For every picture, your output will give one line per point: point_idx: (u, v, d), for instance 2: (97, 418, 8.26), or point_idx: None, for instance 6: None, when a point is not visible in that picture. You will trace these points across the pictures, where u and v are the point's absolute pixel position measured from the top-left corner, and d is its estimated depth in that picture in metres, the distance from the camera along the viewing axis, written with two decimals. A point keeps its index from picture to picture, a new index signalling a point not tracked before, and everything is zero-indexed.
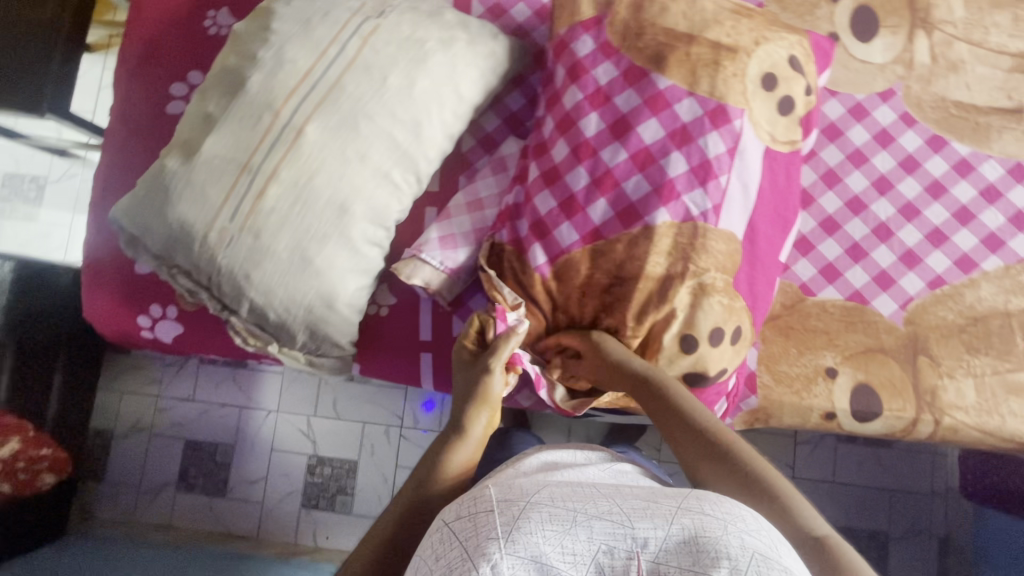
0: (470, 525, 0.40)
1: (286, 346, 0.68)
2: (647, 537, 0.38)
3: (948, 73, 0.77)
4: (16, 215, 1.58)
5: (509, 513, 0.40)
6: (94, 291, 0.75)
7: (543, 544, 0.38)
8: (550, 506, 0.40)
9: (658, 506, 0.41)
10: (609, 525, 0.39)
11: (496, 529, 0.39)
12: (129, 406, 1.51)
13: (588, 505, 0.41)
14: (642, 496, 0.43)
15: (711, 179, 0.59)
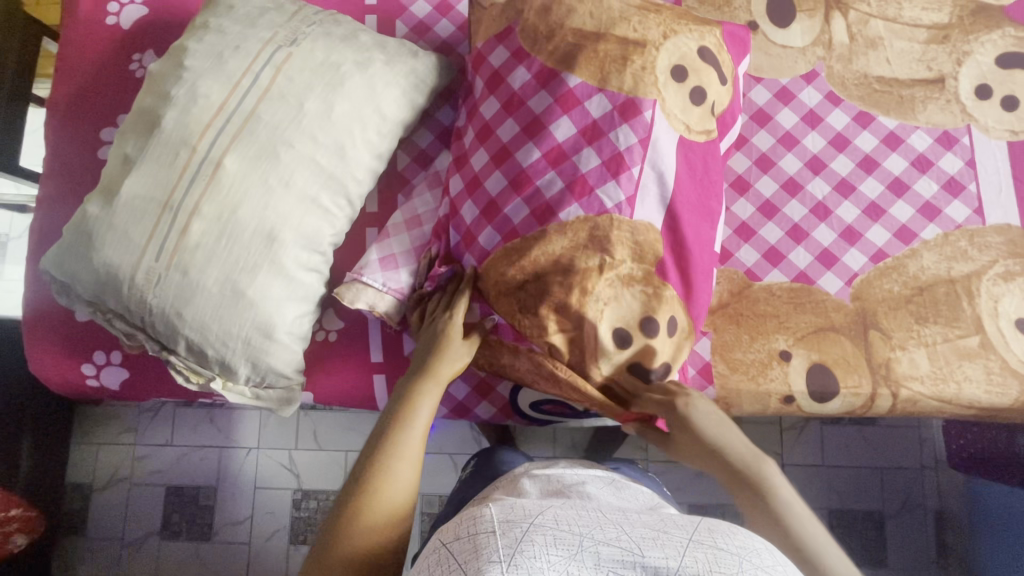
0: (470, 547, 0.38)
1: (229, 381, 0.67)
2: (659, 567, 0.35)
3: (867, 50, 0.79)
4: None
5: (511, 535, 0.37)
6: (36, 344, 0.74)
7: (546, 570, 0.35)
8: (555, 529, 0.38)
9: (668, 536, 0.37)
10: (617, 551, 0.36)
11: (498, 552, 0.36)
12: (106, 457, 1.48)
13: (595, 531, 0.38)
14: (649, 524, 0.40)
15: (624, 170, 0.60)
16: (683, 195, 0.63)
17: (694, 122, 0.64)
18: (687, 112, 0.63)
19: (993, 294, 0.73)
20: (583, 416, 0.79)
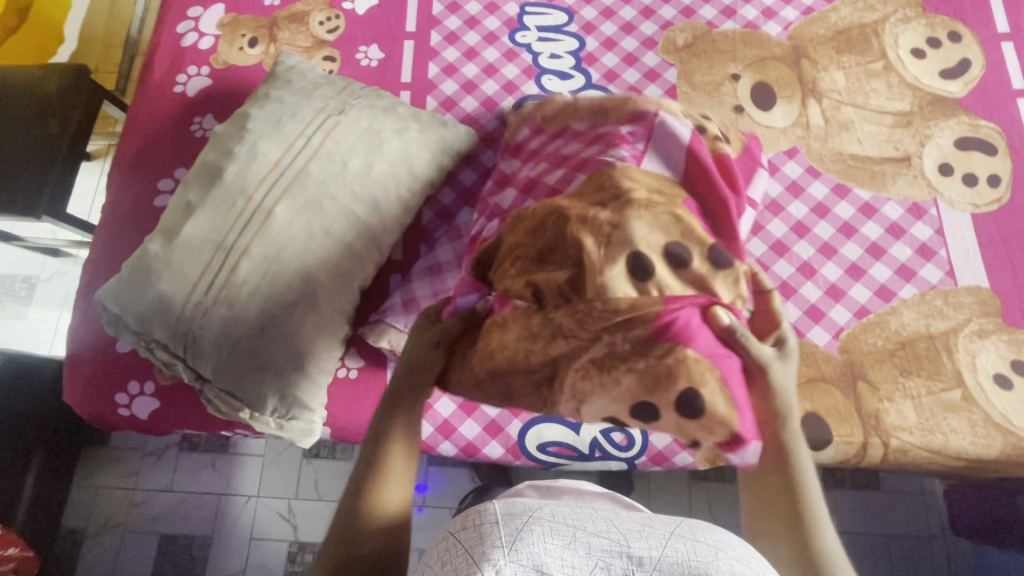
0: (475, 534, 0.41)
1: (257, 412, 0.71)
2: (643, 556, 0.40)
3: (840, 131, 0.89)
4: (6, 315, 1.64)
5: (512, 526, 0.41)
6: (78, 373, 0.80)
7: (544, 556, 0.39)
8: (551, 522, 0.42)
9: (651, 529, 0.43)
10: (606, 543, 0.41)
11: (500, 538, 0.40)
12: (104, 502, 1.47)
13: (587, 523, 0.43)
14: (635, 519, 0.45)
15: (624, 146, 0.64)
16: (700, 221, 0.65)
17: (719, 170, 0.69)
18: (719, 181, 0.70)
19: (970, 349, 0.79)
20: (586, 459, 0.82)
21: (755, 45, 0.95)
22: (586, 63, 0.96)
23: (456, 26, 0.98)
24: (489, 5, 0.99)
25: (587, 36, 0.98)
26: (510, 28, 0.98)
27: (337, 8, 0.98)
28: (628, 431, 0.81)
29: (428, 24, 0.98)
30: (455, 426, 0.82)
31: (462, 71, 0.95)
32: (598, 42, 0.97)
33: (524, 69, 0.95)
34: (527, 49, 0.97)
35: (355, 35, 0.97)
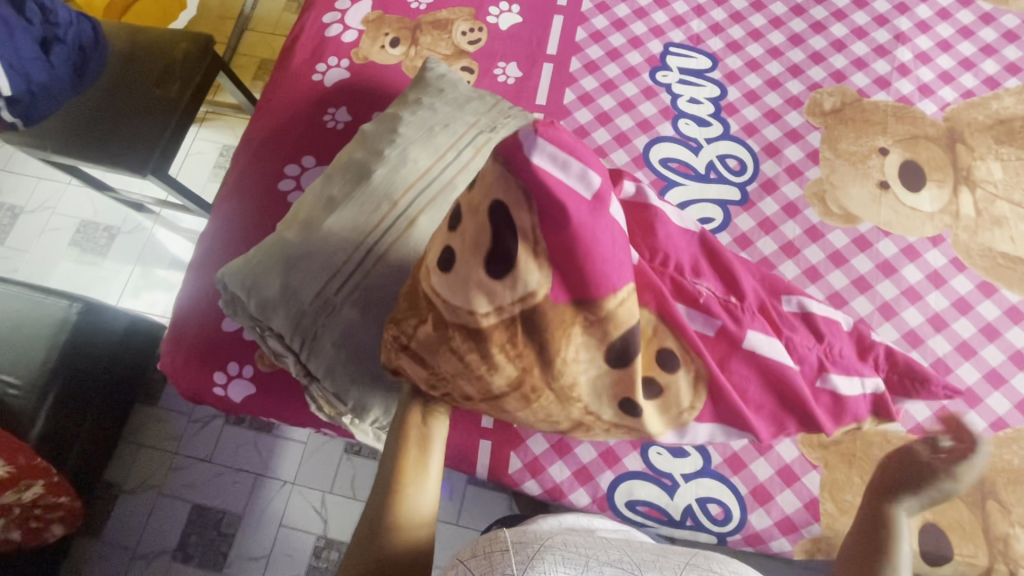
0: (487, 563, 0.49)
1: (359, 419, 0.69)
2: None
3: (993, 226, 0.84)
4: (84, 261, 1.69)
5: (524, 554, 0.49)
6: (180, 343, 0.79)
7: None
8: (562, 551, 0.50)
9: (666, 559, 0.51)
10: (619, 569, 0.49)
11: (512, 565, 0.47)
12: (144, 461, 1.48)
13: (599, 553, 0.51)
14: (654, 552, 0.54)
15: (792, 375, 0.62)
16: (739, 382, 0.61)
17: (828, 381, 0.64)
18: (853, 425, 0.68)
19: None
20: (676, 526, 0.77)
21: (908, 121, 0.90)
22: (726, 112, 0.93)
23: (597, 55, 0.96)
24: (633, 40, 0.98)
25: (729, 85, 0.95)
26: (651, 66, 0.96)
27: (481, 21, 0.98)
28: (727, 505, 0.76)
29: (570, 50, 0.97)
30: (544, 465, 0.78)
31: (598, 102, 0.93)
32: (740, 93, 0.94)
33: (662, 109, 0.93)
34: (667, 88, 0.94)
35: (495, 50, 0.96)
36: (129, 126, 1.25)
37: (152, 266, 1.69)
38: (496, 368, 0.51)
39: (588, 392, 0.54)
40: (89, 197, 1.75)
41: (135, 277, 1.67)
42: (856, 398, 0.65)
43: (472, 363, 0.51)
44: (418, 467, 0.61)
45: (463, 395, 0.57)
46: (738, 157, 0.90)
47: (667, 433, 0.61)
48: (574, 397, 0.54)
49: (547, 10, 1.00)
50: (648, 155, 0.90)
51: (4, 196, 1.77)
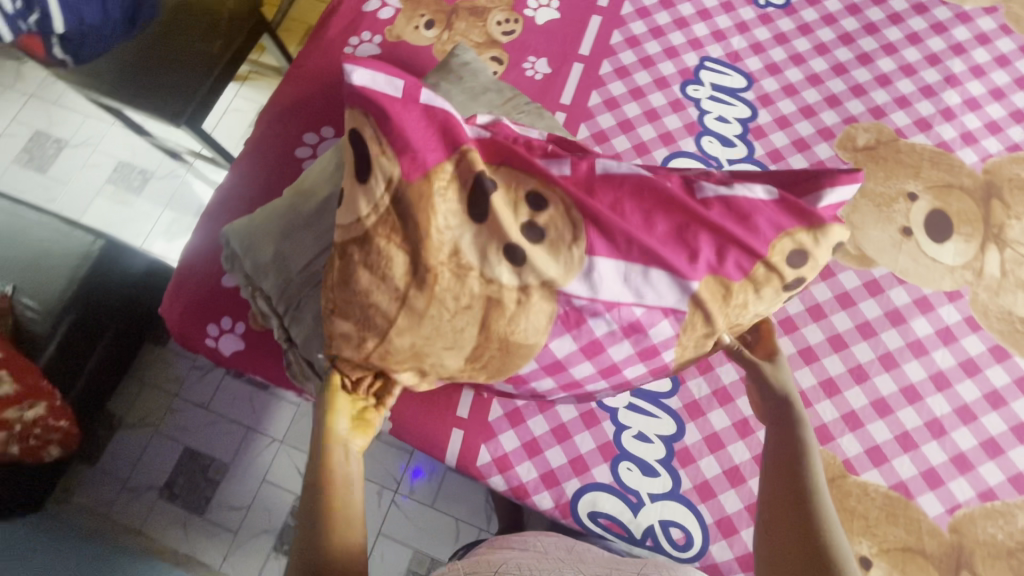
0: None
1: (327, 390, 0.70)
2: None
3: (1016, 289, 0.80)
4: (117, 199, 1.75)
5: None
6: (180, 291, 0.82)
7: None
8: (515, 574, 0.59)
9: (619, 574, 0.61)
10: None
11: None
12: (146, 398, 1.54)
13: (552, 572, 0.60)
14: (607, 566, 0.64)
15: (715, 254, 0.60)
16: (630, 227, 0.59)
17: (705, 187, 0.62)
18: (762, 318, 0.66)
19: None
20: (634, 544, 0.76)
21: (945, 168, 0.86)
22: (753, 135, 0.91)
23: (630, 61, 0.95)
24: (669, 50, 0.95)
25: (761, 107, 0.92)
26: (683, 78, 0.94)
27: (518, 13, 0.97)
28: (689, 531, 0.74)
29: (603, 52, 0.95)
30: (512, 463, 0.78)
31: (623, 108, 0.92)
32: (771, 117, 0.91)
33: (687, 123, 0.91)
34: (695, 103, 0.92)
35: (528, 44, 0.96)
36: (172, 74, 1.29)
37: (179, 213, 1.74)
38: (392, 258, 0.56)
39: (475, 256, 0.57)
40: (129, 139, 1.82)
41: (162, 221, 1.73)
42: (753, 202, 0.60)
43: (376, 266, 0.57)
44: (337, 453, 0.61)
45: (383, 317, 0.58)
46: None
47: (573, 281, 0.59)
48: (465, 264, 0.57)
49: (587, 10, 0.98)
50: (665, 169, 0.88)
51: (52, 128, 1.84)
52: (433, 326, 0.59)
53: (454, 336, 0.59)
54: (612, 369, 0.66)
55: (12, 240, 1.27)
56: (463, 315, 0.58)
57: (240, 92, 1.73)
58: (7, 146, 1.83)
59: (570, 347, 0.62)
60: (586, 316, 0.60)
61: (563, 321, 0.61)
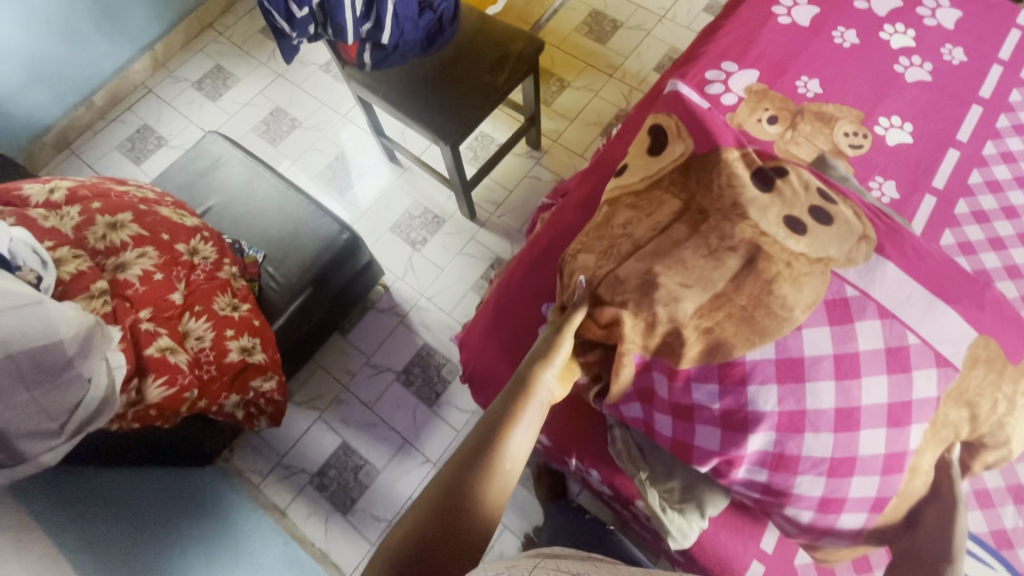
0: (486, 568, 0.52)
1: (652, 480, 0.77)
2: None
3: None
4: (333, 186, 1.87)
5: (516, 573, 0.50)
6: (494, 333, 0.85)
7: None
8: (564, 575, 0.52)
9: None
10: None
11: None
12: (319, 382, 1.58)
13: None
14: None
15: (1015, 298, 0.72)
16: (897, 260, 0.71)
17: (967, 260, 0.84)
18: (999, 430, 0.67)
19: None
20: None
21: None
22: None
23: (990, 206, 0.87)
24: None
25: None
26: None
27: (867, 127, 0.93)
28: None
29: (959, 189, 0.89)
30: None
31: (980, 256, 0.84)
32: None
33: None
34: None
35: (876, 163, 0.90)
36: (456, 96, 1.35)
37: (381, 214, 1.81)
38: (665, 202, 0.75)
39: (748, 205, 0.70)
40: (357, 134, 1.94)
41: (367, 215, 1.81)
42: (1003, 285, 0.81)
43: (651, 207, 0.75)
44: (514, 409, 0.67)
45: (645, 237, 0.74)
46: None
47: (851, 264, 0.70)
48: (740, 211, 0.70)
49: (941, 140, 0.92)
50: None
51: (292, 108, 2.00)
52: (697, 267, 0.69)
53: (702, 271, 0.68)
54: (837, 486, 0.68)
55: (275, 215, 1.36)
56: (712, 253, 0.68)
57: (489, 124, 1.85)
58: (248, 115, 2.01)
59: (821, 343, 0.66)
60: (865, 363, 0.66)
61: (835, 358, 0.66)
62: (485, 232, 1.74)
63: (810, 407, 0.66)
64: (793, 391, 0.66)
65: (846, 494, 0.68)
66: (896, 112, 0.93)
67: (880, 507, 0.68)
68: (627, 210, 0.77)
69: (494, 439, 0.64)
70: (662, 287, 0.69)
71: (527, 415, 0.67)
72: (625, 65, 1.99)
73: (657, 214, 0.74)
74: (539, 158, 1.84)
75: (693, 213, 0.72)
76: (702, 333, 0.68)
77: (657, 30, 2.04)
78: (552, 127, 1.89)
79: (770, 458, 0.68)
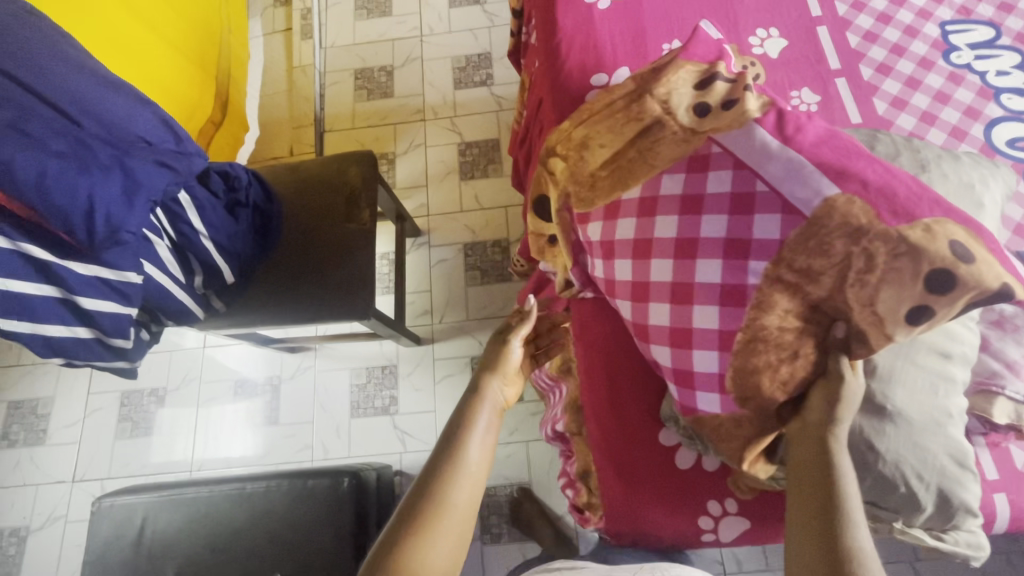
0: None
1: (912, 524, 0.61)
2: None
3: None
4: (257, 422, 1.54)
5: None
6: (641, 492, 0.76)
7: None
8: None
9: None
10: None
11: None
12: None
13: None
14: None
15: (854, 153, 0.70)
16: (849, 168, 0.64)
17: (797, 97, 0.88)
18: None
19: None
20: None
21: None
22: None
23: (883, 56, 0.91)
24: (908, 31, 0.92)
25: None
26: (940, 50, 0.90)
27: (749, 55, 0.91)
28: None
29: (853, 58, 0.90)
30: None
31: (913, 103, 0.87)
32: None
33: (978, 91, 0.88)
34: (969, 69, 0.89)
35: (781, 81, 0.89)
36: (339, 263, 1.13)
37: (330, 408, 1.53)
38: (625, 89, 0.83)
39: (677, 98, 0.77)
40: (234, 352, 1.60)
41: (317, 421, 1.52)
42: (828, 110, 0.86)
43: (618, 94, 0.83)
44: (457, 459, 0.69)
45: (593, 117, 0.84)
46: None
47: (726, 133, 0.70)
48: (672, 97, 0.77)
49: (805, 24, 0.93)
50: (992, 143, 0.85)
51: (139, 381, 1.58)
52: (613, 135, 0.80)
53: (619, 135, 0.80)
54: (683, 314, 0.71)
55: (257, 524, 1.09)
56: (625, 123, 0.80)
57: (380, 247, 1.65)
58: (95, 426, 1.56)
59: (674, 182, 0.72)
60: (708, 203, 0.69)
61: (682, 197, 0.71)
62: (440, 347, 1.56)
63: (657, 234, 0.73)
64: (648, 221, 0.74)
65: (691, 323, 0.70)
66: (759, 26, 0.93)
67: (730, 344, 0.68)
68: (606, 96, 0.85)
69: (436, 484, 0.67)
70: (590, 139, 0.82)
71: (468, 473, 0.69)
72: (427, 101, 1.84)
73: (617, 97, 0.83)
74: (429, 241, 1.67)
75: (635, 101, 0.80)
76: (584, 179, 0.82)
77: (427, 51, 1.90)
78: (413, 204, 1.72)
79: (630, 288, 0.77)
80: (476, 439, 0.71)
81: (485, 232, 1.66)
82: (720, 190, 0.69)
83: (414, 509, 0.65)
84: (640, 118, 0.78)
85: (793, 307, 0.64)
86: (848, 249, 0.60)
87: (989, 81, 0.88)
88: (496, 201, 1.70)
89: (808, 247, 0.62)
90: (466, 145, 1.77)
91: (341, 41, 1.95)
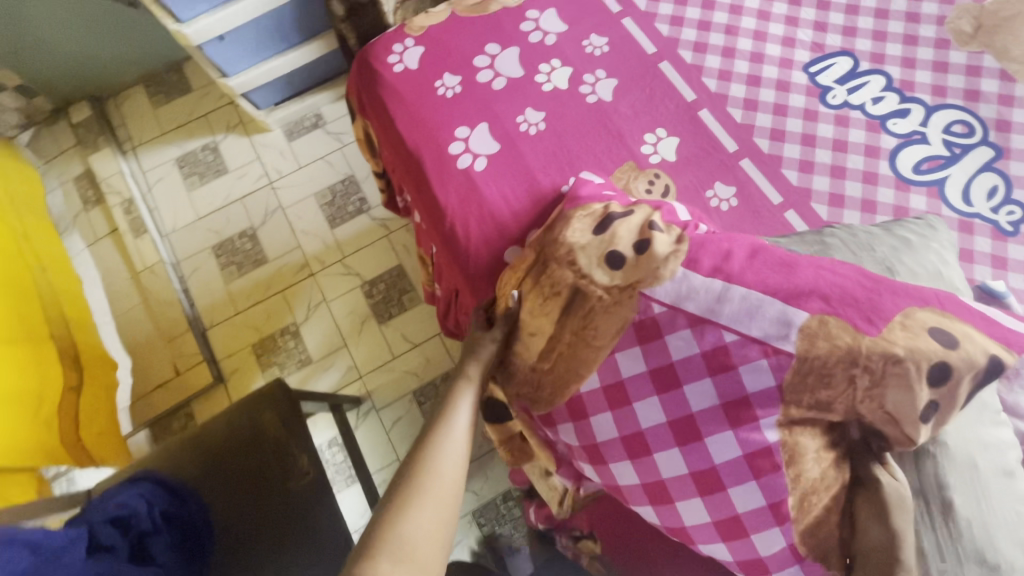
0: None
1: None
2: None
3: None
4: None
5: None
6: None
7: None
8: None
9: None
10: None
11: None
12: None
13: None
14: None
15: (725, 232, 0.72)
16: (805, 292, 0.59)
17: (714, 197, 0.83)
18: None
19: None
20: None
21: None
22: (907, 89, 0.89)
23: (770, 121, 0.88)
24: (780, 86, 0.90)
25: (884, 65, 0.91)
26: (816, 95, 0.89)
27: (650, 167, 0.84)
28: None
29: (745, 134, 0.87)
30: None
31: (817, 161, 0.85)
32: (899, 66, 0.91)
33: (866, 127, 0.87)
34: (849, 106, 0.88)
35: (691, 185, 0.84)
36: (300, 538, 0.94)
37: None
38: (526, 258, 0.76)
39: (583, 260, 0.68)
40: None
41: None
42: (748, 204, 0.82)
43: (521, 265, 0.76)
44: (444, 420, 0.66)
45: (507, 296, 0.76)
46: (959, 118, 0.87)
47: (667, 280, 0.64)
48: (577, 259, 0.69)
49: (685, 111, 0.88)
50: (902, 175, 0.84)
51: None
52: (539, 318, 0.70)
53: (544, 318, 0.70)
54: (721, 505, 0.61)
55: None
56: (544, 301, 0.70)
57: (323, 436, 1.46)
58: None
59: (635, 364, 0.64)
60: (681, 371, 0.61)
61: (651, 371, 0.63)
62: None
63: (644, 426, 0.63)
64: (626, 410, 0.65)
65: (735, 510, 0.61)
66: (646, 129, 0.87)
67: (783, 515, 0.59)
68: (511, 272, 0.77)
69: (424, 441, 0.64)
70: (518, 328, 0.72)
71: (455, 439, 0.65)
72: (307, 251, 1.64)
73: (523, 269, 0.75)
74: (375, 405, 1.50)
75: (543, 268, 0.72)
76: (534, 376, 0.72)
77: (284, 196, 1.70)
78: (340, 371, 1.53)
79: (644, 488, 0.67)
80: (461, 413, 0.67)
81: (430, 370, 1.51)
82: (687, 356, 0.61)
83: (404, 473, 0.61)
84: (554, 290, 0.69)
85: (847, 488, 0.57)
86: (848, 374, 0.55)
87: (870, 111, 0.88)
88: (426, 332, 1.55)
89: (811, 384, 0.56)
90: (370, 283, 1.60)
91: (182, 218, 1.69)
